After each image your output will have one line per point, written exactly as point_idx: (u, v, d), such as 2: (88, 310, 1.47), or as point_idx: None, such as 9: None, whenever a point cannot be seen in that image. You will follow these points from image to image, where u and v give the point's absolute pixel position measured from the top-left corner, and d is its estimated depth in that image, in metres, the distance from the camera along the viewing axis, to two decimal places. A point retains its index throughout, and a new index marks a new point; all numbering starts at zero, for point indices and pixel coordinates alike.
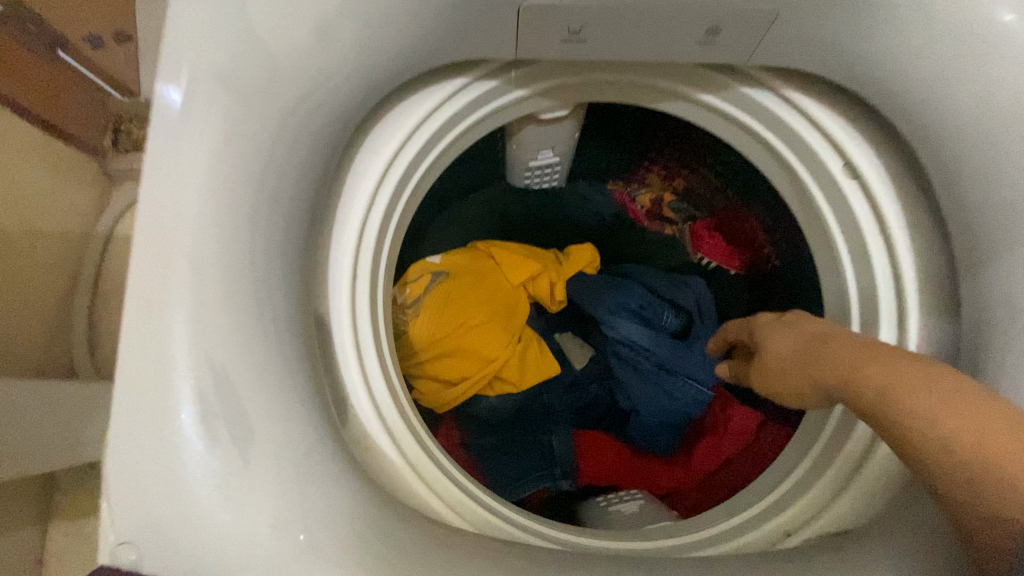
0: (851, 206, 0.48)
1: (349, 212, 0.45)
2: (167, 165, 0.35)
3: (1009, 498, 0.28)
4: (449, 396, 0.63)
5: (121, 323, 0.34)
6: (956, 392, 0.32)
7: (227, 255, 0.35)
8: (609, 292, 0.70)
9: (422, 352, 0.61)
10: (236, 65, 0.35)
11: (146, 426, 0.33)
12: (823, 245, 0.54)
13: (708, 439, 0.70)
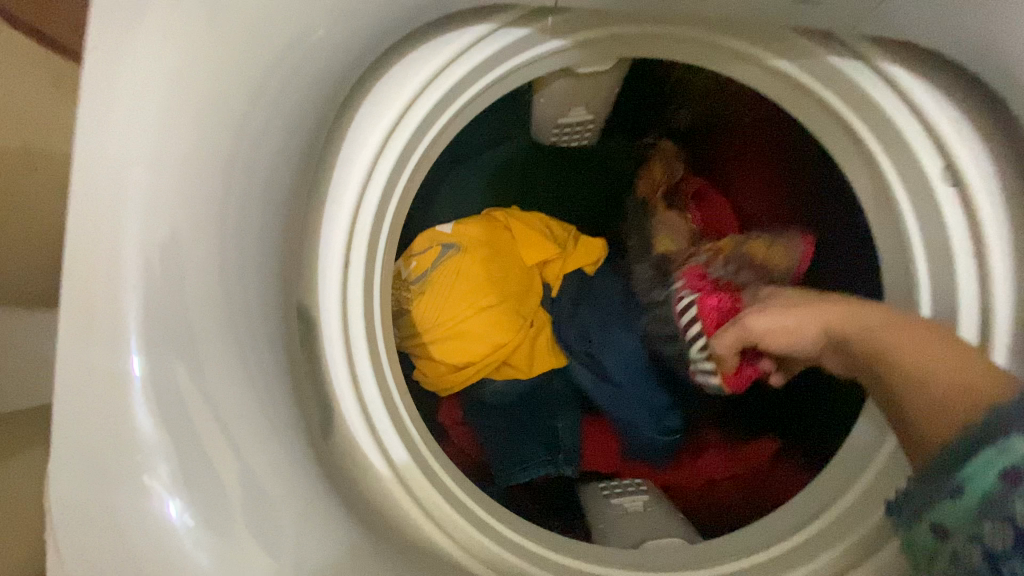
0: (941, 216, 0.41)
1: (344, 187, 0.38)
2: (113, 128, 0.29)
3: (921, 397, 0.34)
4: (453, 379, 0.59)
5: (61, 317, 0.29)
6: (931, 334, 0.37)
7: (196, 239, 0.30)
8: (583, 305, 0.66)
9: (425, 335, 0.57)
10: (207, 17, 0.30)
11: (98, 442, 0.29)
12: (892, 253, 0.47)
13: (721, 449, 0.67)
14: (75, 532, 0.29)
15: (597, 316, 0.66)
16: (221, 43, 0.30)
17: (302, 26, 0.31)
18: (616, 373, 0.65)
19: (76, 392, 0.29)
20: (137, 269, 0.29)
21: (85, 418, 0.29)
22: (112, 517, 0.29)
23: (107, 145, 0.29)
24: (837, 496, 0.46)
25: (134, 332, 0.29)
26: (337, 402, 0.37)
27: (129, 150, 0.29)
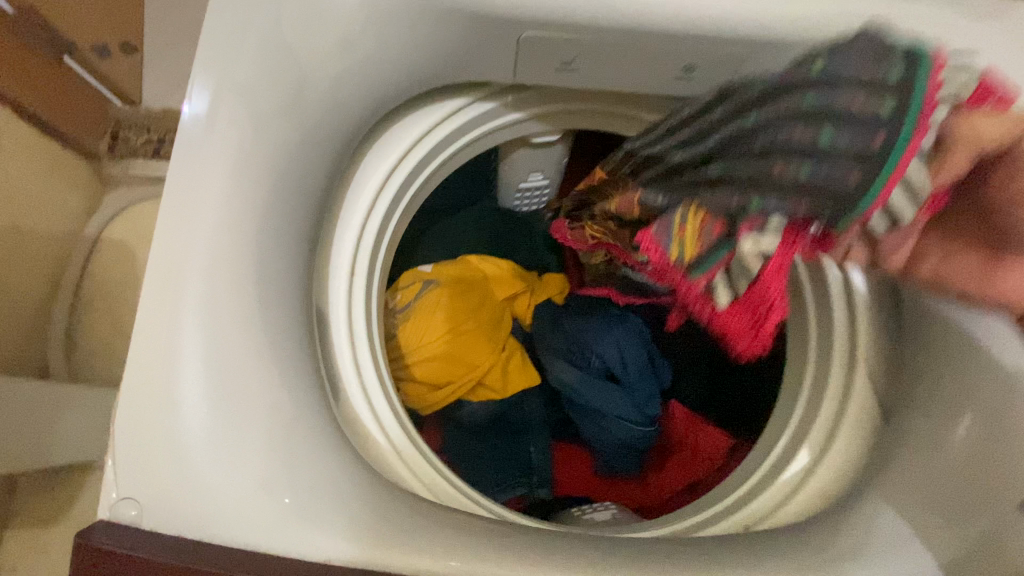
0: None
1: (353, 213, 0.48)
2: (194, 156, 0.39)
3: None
4: (433, 397, 0.66)
5: (141, 293, 0.37)
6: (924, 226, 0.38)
7: (242, 237, 0.39)
8: (549, 328, 0.73)
9: (408, 356, 0.64)
10: (261, 77, 0.40)
11: (155, 393, 0.36)
12: None
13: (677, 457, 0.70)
14: (139, 479, 0.35)
15: (560, 338, 0.71)
16: (272, 95, 0.40)
17: (332, 88, 0.42)
18: (581, 388, 0.69)
19: (144, 367, 0.36)
20: (204, 257, 0.38)
21: (150, 384, 0.36)
22: (166, 466, 0.35)
23: (189, 183, 0.39)
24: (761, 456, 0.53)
25: (195, 315, 0.37)
26: (346, 385, 0.45)
27: (203, 188, 0.39)
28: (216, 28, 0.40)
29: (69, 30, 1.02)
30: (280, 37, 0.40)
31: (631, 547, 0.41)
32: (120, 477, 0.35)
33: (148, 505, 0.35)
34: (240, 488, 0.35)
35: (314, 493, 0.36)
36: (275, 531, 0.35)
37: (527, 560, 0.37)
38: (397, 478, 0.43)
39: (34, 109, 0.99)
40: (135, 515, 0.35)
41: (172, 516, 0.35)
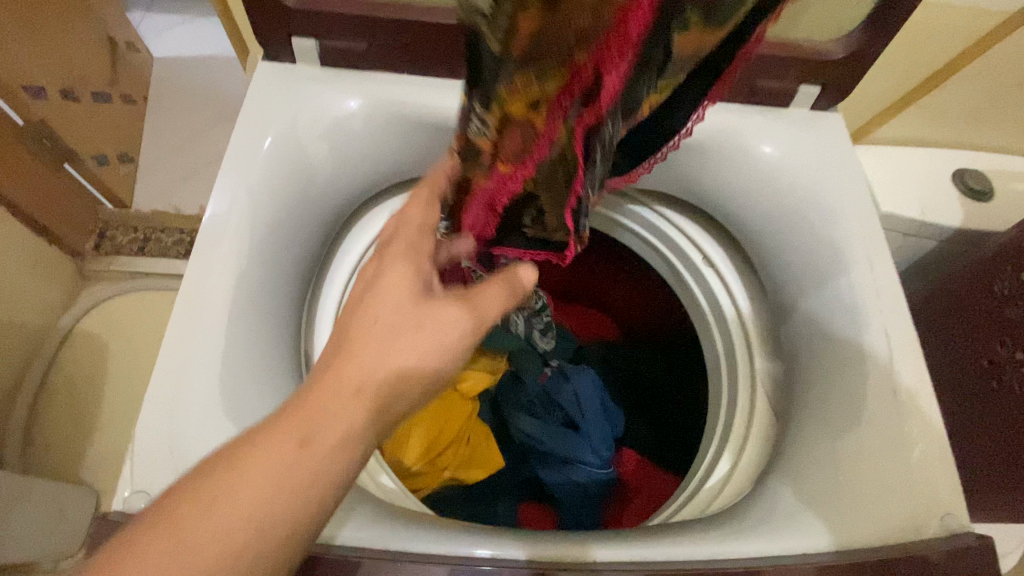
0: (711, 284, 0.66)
1: (336, 276, 0.58)
2: (217, 221, 0.48)
3: None
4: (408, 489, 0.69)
5: (167, 325, 0.45)
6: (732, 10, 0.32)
7: (256, 283, 0.48)
8: (511, 385, 0.80)
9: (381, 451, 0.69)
10: (275, 165, 0.51)
11: (171, 405, 0.42)
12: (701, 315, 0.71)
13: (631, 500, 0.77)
14: (147, 476, 0.40)
15: (524, 394, 0.79)
16: (283, 177, 0.51)
17: (331, 176, 0.54)
18: (543, 435, 0.76)
19: (162, 386, 0.43)
20: (225, 297, 0.46)
21: (165, 399, 0.42)
22: (172, 467, 0.41)
23: (207, 240, 0.48)
24: (694, 474, 0.59)
25: (208, 344, 0.44)
26: None
27: (219, 244, 0.48)
28: (243, 129, 0.52)
29: (72, 142, 1.17)
30: (295, 138, 0.52)
31: (577, 537, 0.44)
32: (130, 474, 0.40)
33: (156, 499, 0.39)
34: None
35: None
36: None
37: (493, 538, 0.42)
38: (371, 493, 0.49)
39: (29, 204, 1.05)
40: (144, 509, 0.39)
41: None
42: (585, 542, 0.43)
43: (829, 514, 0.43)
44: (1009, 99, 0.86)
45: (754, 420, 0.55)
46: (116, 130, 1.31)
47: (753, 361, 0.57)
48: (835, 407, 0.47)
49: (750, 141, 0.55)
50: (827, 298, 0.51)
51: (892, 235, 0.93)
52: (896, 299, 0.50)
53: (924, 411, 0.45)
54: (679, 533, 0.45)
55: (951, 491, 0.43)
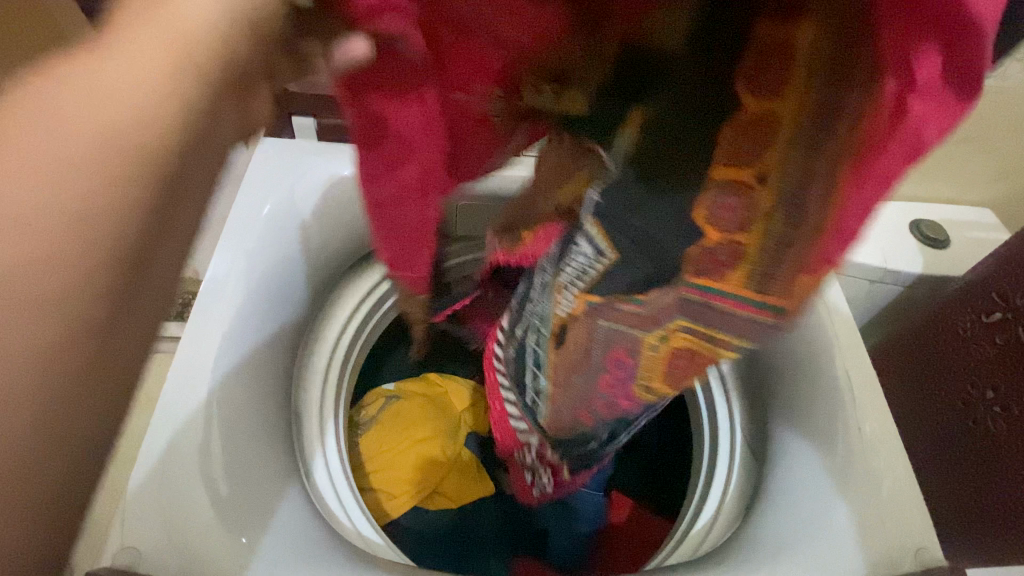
0: None
1: (327, 328, 0.60)
2: (217, 279, 0.51)
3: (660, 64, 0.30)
4: (394, 504, 0.73)
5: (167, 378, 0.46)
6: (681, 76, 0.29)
7: (252, 336, 0.51)
8: None
9: (372, 461, 0.74)
10: (274, 224, 0.55)
11: (163, 453, 0.43)
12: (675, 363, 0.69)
13: (618, 536, 0.78)
14: (140, 527, 0.40)
15: None
16: (279, 234, 0.55)
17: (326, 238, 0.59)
18: None
19: (157, 438, 0.43)
20: (220, 349, 0.48)
21: (161, 448, 0.43)
22: (163, 522, 0.40)
23: (207, 299, 0.50)
24: (683, 518, 0.59)
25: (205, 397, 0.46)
26: (316, 472, 0.52)
27: (218, 302, 0.50)
28: (246, 191, 0.56)
29: None
30: (293, 200, 0.57)
31: None
32: (122, 527, 0.40)
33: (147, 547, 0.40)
34: (224, 535, 0.41)
35: (273, 544, 0.43)
36: (245, 560, 0.41)
37: None
38: (360, 545, 0.49)
39: None
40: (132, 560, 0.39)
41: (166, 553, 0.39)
42: None
43: (808, 550, 0.44)
44: (948, 154, 0.95)
45: (733, 462, 0.57)
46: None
47: (730, 404, 0.59)
48: (807, 444, 0.50)
49: None
50: (791, 344, 0.55)
51: (860, 282, 0.98)
52: (853, 336, 0.54)
53: (890, 446, 0.48)
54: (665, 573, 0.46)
55: (922, 522, 0.44)
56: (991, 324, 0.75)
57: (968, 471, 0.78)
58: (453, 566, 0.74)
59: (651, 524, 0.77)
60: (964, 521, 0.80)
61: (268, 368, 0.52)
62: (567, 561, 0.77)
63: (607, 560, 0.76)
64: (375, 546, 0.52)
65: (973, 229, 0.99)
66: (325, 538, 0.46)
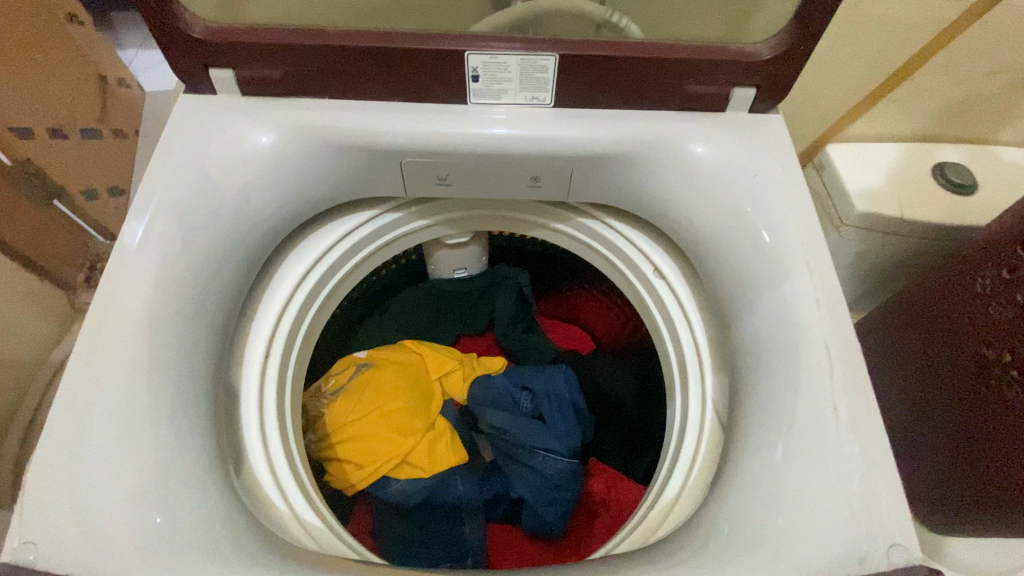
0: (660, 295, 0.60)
1: (268, 307, 0.57)
2: (121, 274, 0.47)
3: None
4: (358, 475, 0.71)
5: (65, 371, 0.43)
6: None
7: (171, 314, 0.47)
8: (480, 389, 0.80)
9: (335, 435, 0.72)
10: (190, 201, 0.51)
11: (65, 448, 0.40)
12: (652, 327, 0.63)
13: (590, 511, 0.77)
14: (36, 525, 0.38)
15: (492, 389, 0.80)
16: (195, 212, 0.50)
17: (262, 202, 0.53)
18: (510, 424, 0.76)
19: (56, 441, 0.41)
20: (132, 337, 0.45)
21: (71, 418, 0.42)
22: (67, 504, 0.39)
23: (117, 275, 0.47)
24: (649, 494, 0.55)
25: (117, 369, 0.43)
26: (250, 455, 0.50)
27: (130, 278, 0.47)
28: (163, 165, 0.52)
29: (58, 176, 1.16)
30: (208, 172, 0.52)
31: None
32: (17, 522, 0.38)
33: (47, 548, 0.38)
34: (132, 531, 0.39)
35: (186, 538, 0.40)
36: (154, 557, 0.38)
37: None
38: (288, 538, 0.47)
39: (22, 251, 1.11)
40: (33, 558, 0.37)
41: (68, 551, 0.38)
42: None
43: (763, 546, 0.40)
44: (986, 87, 0.83)
45: (701, 439, 0.52)
46: (111, 164, 1.31)
47: (702, 378, 0.55)
48: (767, 421, 0.45)
49: (682, 145, 0.54)
50: (761, 310, 0.49)
51: (872, 235, 0.89)
52: (836, 299, 0.48)
53: (869, 435, 0.42)
54: (613, 564, 0.43)
55: (896, 519, 0.40)
56: (1011, 283, 0.67)
57: (961, 442, 0.75)
58: (424, 544, 0.74)
59: (622, 499, 0.75)
60: (953, 491, 0.78)
61: (186, 353, 0.47)
62: (541, 531, 0.76)
63: (581, 538, 0.76)
64: (315, 537, 0.49)
65: (1009, 172, 0.88)
66: (247, 526, 0.43)
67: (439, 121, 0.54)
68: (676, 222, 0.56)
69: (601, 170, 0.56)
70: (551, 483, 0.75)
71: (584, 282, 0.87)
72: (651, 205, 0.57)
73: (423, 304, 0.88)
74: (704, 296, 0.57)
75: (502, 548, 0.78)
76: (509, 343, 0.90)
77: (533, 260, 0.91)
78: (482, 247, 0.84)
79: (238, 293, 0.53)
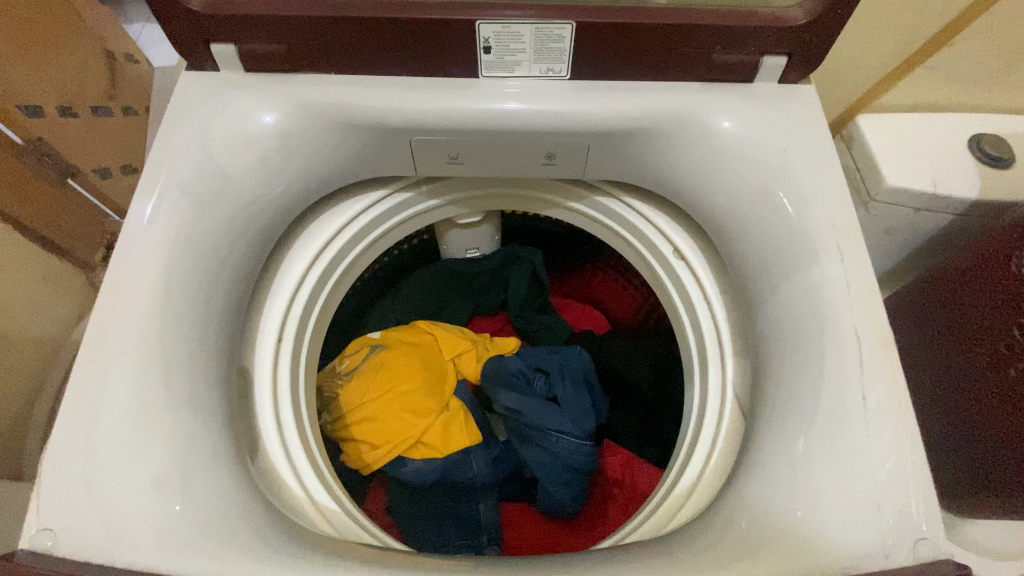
0: (680, 277, 0.58)
1: (280, 290, 0.56)
2: (129, 260, 0.46)
3: None
4: (372, 455, 0.71)
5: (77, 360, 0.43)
6: None
7: (179, 300, 0.46)
8: (495, 370, 0.80)
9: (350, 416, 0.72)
10: (195, 184, 0.49)
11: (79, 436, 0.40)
12: (671, 310, 0.62)
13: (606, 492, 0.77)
14: (57, 510, 0.39)
15: (506, 369, 0.79)
16: (201, 195, 0.49)
17: (269, 184, 0.52)
18: (524, 404, 0.76)
19: (72, 430, 0.41)
20: (142, 324, 0.44)
21: (85, 405, 0.41)
22: (85, 491, 0.39)
23: (126, 259, 0.46)
24: (665, 480, 0.55)
25: (129, 357, 0.43)
26: (264, 440, 0.50)
27: (139, 263, 0.46)
28: (168, 146, 0.50)
29: (72, 157, 1.17)
30: (213, 152, 0.50)
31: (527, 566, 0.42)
32: (36, 510, 0.39)
33: (66, 536, 0.38)
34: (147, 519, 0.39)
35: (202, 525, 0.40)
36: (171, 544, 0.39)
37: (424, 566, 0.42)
38: (304, 522, 0.47)
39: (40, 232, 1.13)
40: (53, 544, 0.38)
41: (84, 539, 0.38)
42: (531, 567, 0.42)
43: (785, 539, 0.39)
44: None
45: (721, 425, 0.50)
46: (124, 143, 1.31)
47: (723, 364, 0.53)
48: (791, 411, 0.43)
49: (707, 120, 0.51)
50: (788, 294, 0.47)
51: (902, 212, 0.85)
52: (868, 284, 0.45)
53: (899, 427, 0.40)
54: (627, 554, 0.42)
55: (926, 513, 0.38)
56: None
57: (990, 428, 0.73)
58: (439, 522, 0.74)
59: (638, 481, 0.74)
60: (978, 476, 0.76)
61: (197, 341, 0.47)
62: (555, 510, 0.76)
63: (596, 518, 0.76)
64: (331, 520, 0.49)
65: None
66: (263, 512, 0.43)
67: (450, 97, 0.52)
68: (698, 202, 0.53)
69: (620, 146, 0.53)
70: (565, 463, 0.75)
71: (599, 261, 0.85)
72: (673, 183, 0.54)
73: (436, 284, 0.87)
74: (727, 278, 0.55)
75: (517, 527, 0.78)
76: (523, 323, 0.89)
77: (548, 239, 0.88)
78: (495, 226, 0.82)
79: (247, 278, 0.52)
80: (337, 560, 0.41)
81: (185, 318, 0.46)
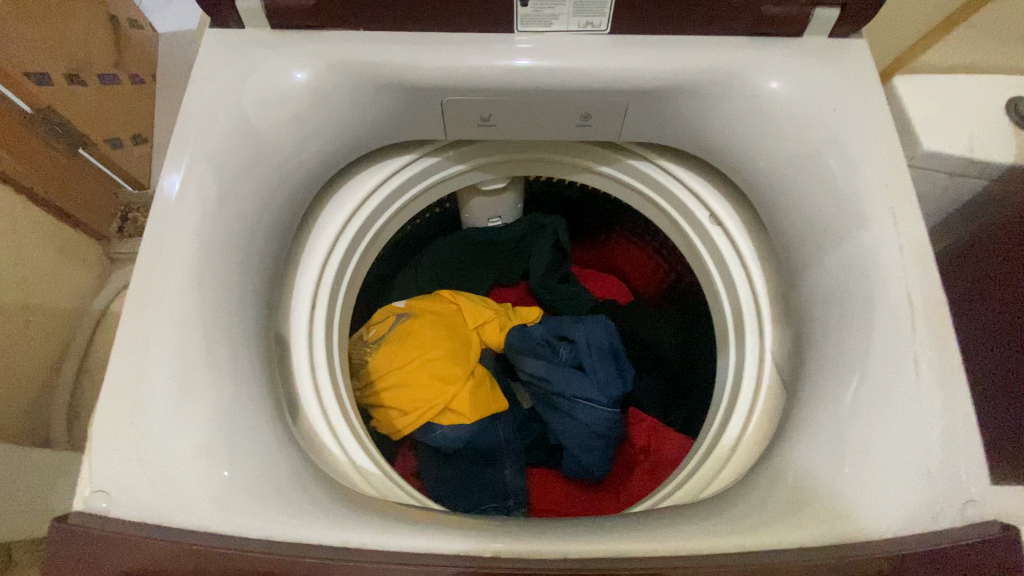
0: (717, 244, 0.57)
1: (311, 257, 0.56)
2: (164, 226, 0.46)
3: None
4: (401, 422, 0.72)
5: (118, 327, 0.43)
6: None
7: (215, 267, 0.46)
8: (519, 338, 0.79)
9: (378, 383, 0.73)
10: (225, 148, 0.48)
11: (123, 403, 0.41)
12: (705, 277, 0.60)
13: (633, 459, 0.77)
14: (109, 474, 0.39)
15: (531, 337, 0.79)
16: (232, 159, 0.48)
17: (299, 148, 0.51)
18: (551, 372, 0.76)
19: (117, 396, 0.41)
20: (180, 291, 0.44)
21: (129, 370, 0.41)
22: (135, 455, 0.39)
23: (161, 225, 0.46)
24: (700, 446, 0.55)
25: (171, 323, 0.43)
26: (303, 405, 0.50)
27: (174, 229, 0.46)
28: (195, 109, 0.49)
29: (82, 125, 1.14)
30: (241, 115, 0.49)
31: (569, 527, 0.43)
32: (88, 473, 0.39)
33: (120, 499, 0.39)
34: (198, 482, 0.39)
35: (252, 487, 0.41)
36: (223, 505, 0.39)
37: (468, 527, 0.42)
38: (347, 484, 0.47)
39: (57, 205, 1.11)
40: (107, 506, 0.38)
41: (137, 502, 0.39)
42: (573, 528, 0.42)
43: (832, 503, 0.39)
44: None
45: (760, 391, 0.50)
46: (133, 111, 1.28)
47: (761, 330, 0.52)
48: (838, 379, 0.42)
49: (753, 78, 0.49)
50: (836, 260, 0.45)
51: (937, 177, 0.82)
52: (920, 248, 0.44)
53: (952, 393, 0.40)
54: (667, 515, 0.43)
55: (978, 477, 0.38)
56: None
57: None
58: (467, 486, 0.76)
59: (665, 449, 0.74)
60: None
61: (234, 307, 0.46)
62: (581, 475, 0.77)
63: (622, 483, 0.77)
64: (372, 482, 0.50)
65: None
66: (308, 474, 0.44)
67: (483, 55, 0.50)
68: (740, 164, 0.52)
69: (660, 105, 0.51)
70: (591, 430, 0.75)
71: (625, 228, 0.83)
72: (714, 146, 0.52)
73: (458, 253, 0.86)
74: (767, 244, 0.53)
75: (543, 492, 0.80)
76: (546, 291, 0.88)
77: (572, 206, 0.87)
78: (519, 193, 0.81)
79: (280, 244, 0.52)
80: (384, 520, 0.41)
81: (222, 284, 0.46)
